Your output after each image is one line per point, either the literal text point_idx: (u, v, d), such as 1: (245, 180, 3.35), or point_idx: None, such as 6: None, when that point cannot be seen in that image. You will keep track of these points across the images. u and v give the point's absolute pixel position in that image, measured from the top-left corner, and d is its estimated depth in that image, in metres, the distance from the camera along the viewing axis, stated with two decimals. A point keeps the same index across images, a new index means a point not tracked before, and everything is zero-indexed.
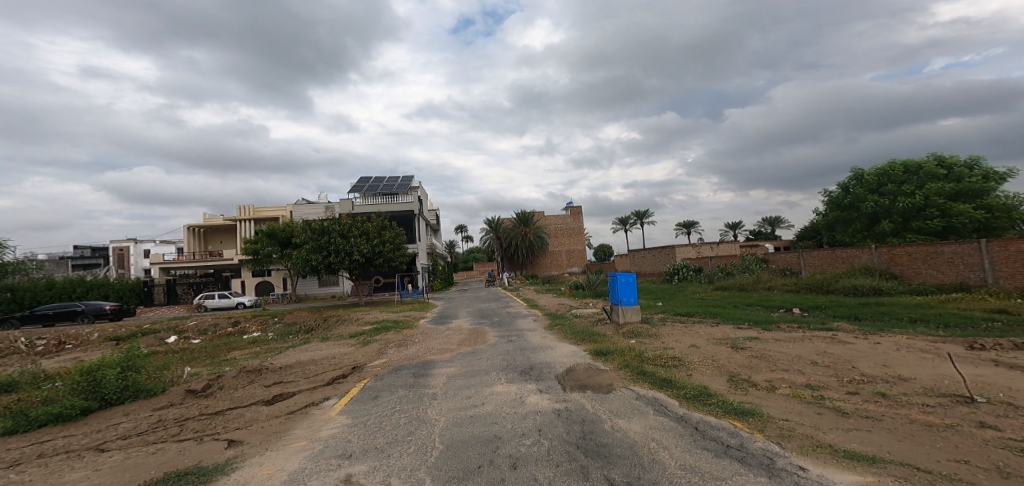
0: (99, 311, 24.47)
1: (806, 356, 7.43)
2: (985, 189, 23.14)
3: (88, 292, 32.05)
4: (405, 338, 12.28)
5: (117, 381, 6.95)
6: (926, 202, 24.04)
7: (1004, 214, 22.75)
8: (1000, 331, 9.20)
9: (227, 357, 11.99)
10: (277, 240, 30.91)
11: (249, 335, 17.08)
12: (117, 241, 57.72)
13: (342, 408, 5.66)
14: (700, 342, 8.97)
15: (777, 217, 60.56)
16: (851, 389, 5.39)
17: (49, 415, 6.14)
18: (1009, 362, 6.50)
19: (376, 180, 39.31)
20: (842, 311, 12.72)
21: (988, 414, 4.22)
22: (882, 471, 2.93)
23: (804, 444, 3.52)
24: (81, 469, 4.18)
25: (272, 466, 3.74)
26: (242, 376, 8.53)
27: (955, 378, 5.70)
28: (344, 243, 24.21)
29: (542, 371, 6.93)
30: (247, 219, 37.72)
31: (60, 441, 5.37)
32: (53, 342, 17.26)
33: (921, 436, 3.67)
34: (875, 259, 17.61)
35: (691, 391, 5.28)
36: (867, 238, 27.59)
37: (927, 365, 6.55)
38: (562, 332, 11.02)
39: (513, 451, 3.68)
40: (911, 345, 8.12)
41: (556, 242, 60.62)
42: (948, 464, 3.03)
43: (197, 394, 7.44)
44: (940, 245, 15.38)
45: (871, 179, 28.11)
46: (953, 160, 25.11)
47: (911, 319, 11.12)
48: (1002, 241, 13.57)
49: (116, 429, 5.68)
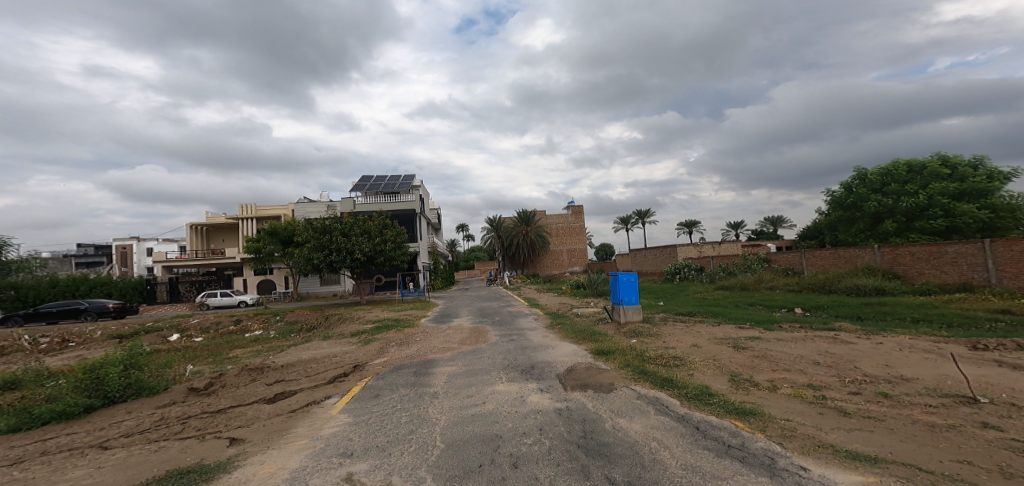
0: (102, 309, 24.50)
1: (808, 356, 7.44)
2: (989, 188, 22.99)
3: (91, 289, 32.20)
4: (407, 336, 12.25)
5: (120, 379, 6.99)
6: (930, 201, 23.92)
7: (1009, 214, 22.60)
8: (1002, 331, 9.17)
9: (229, 354, 12.08)
10: (279, 238, 30.97)
11: (251, 334, 17.09)
12: (120, 240, 58.02)
13: (343, 407, 5.67)
14: (701, 342, 8.95)
15: (778, 216, 60.59)
16: (853, 389, 5.38)
17: (52, 412, 6.18)
18: (1013, 363, 6.46)
19: (377, 179, 39.40)
20: (844, 311, 12.69)
21: (991, 414, 4.21)
22: (884, 471, 2.92)
23: (807, 444, 3.51)
24: (85, 466, 4.20)
25: (274, 464, 3.76)
26: (244, 374, 8.58)
27: (956, 378, 5.68)
28: (346, 241, 24.24)
29: (544, 370, 6.94)
30: (249, 218, 37.82)
31: (63, 438, 5.41)
32: (56, 340, 17.34)
33: (922, 436, 3.65)
34: (877, 258, 17.58)
35: (693, 390, 5.26)
36: (869, 238, 27.52)
37: (930, 365, 6.51)
38: (563, 331, 11.00)
39: (514, 450, 3.68)
40: (913, 346, 8.07)
41: (556, 241, 60.63)
42: (951, 464, 3.02)
43: (199, 392, 7.47)
44: (943, 245, 15.32)
45: (874, 178, 28.04)
46: (957, 160, 25.02)
47: (913, 319, 11.10)
48: (1007, 240, 13.50)
49: (118, 427, 5.70)
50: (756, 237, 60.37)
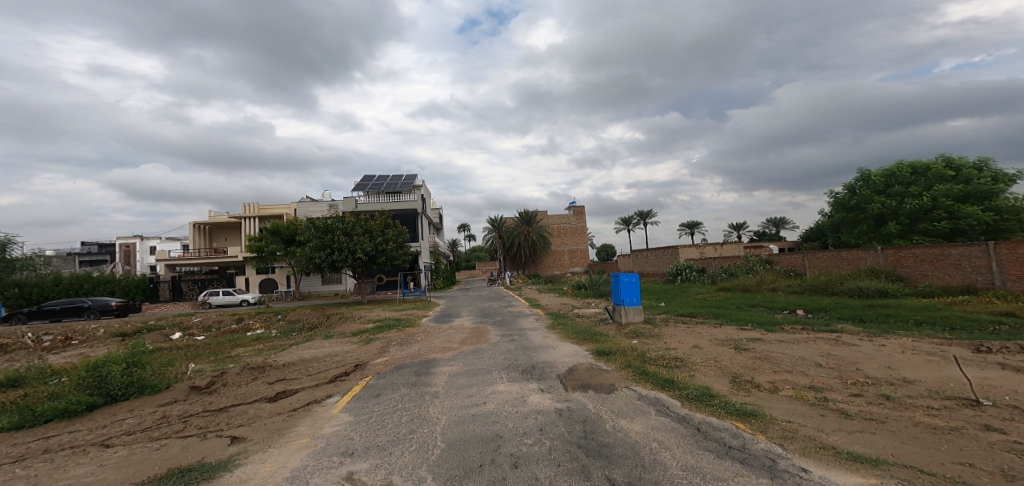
0: (105, 307, 24.61)
1: (809, 358, 7.40)
2: (994, 190, 22.86)
3: (94, 288, 32.33)
4: (407, 336, 12.27)
5: (122, 377, 7.02)
6: (934, 203, 23.82)
7: (1014, 216, 22.46)
8: (1005, 334, 9.12)
9: (231, 353, 12.14)
10: (281, 238, 31.01)
11: (253, 333, 17.14)
12: (124, 238, 58.38)
13: (344, 406, 5.68)
14: (703, 343, 8.93)
15: (780, 218, 60.46)
16: (854, 391, 5.36)
17: (55, 410, 6.21)
18: (1017, 366, 6.43)
19: (379, 179, 39.48)
20: (847, 313, 12.65)
21: (993, 417, 4.18)
22: (885, 473, 2.91)
23: (807, 446, 3.50)
24: (86, 465, 4.21)
25: (275, 463, 3.77)
26: (246, 373, 8.61)
27: (960, 380, 5.65)
28: (348, 241, 24.29)
29: (544, 371, 6.93)
30: (252, 217, 37.95)
31: (65, 435, 5.44)
32: (59, 338, 17.41)
33: (924, 438, 3.63)
34: (880, 260, 17.50)
35: (694, 391, 5.25)
36: (873, 240, 27.43)
37: (932, 368, 6.48)
38: (563, 332, 11.00)
39: (514, 450, 3.68)
40: (916, 348, 8.04)
41: (557, 242, 60.63)
42: (952, 466, 3.01)
43: (201, 390, 7.49)
44: (946, 247, 15.25)
45: (878, 180, 27.96)
46: (961, 162, 24.89)
47: (916, 322, 11.05)
48: (1011, 243, 13.43)
49: (120, 425, 5.72)
50: (758, 239, 60.24)
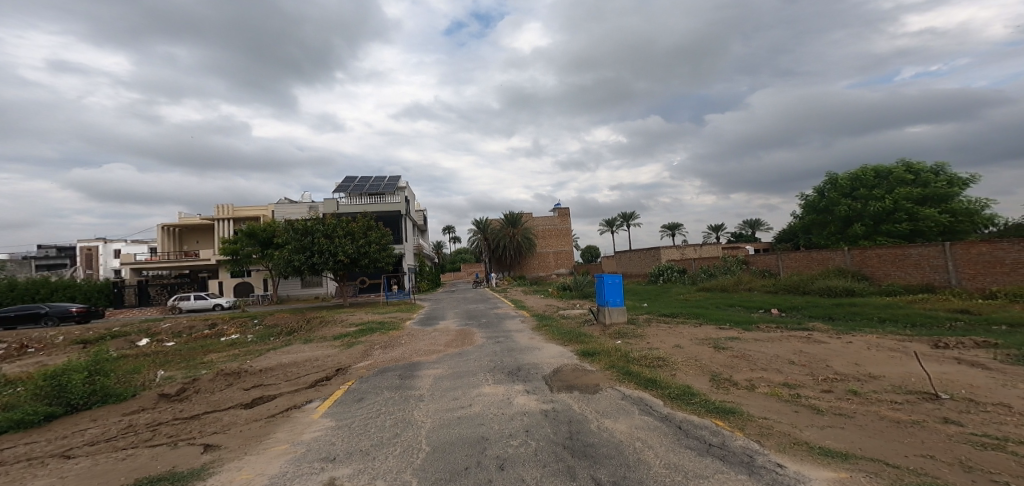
0: (64, 313, 23.39)
1: (784, 356, 7.73)
2: (950, 193, 24.14)
3: (52, 294, 30.75)
4: (391, 340, 12.13)
5: (84, 385, 6.74)
6: (895, 206, 25.07)
7: (968, 218, 23.78)
8: (961, 330, 9.71)
9: (203, 359, 11.79)
10: (257, 240, 30.07)
11: (227, 338, 16.64)
12: (85, 241, 55.59)
13: (326, 411, 5.61)
14: (684, 343, 9.18)
15: (756, 220, 62.39)
16: (825, 387, 5.65)
17: (10, 421, 5.92)
18: (971, 360, 6.88)
19: (361, 180, 38.93)
20: (817, 311, 13.23)
21: (951, 410, 4.49)
22: (855, 466, 3.10)
23: (782, 442, 3.69)
24: (45, 477, 4.06)
25: (251, 470, 3.72)
26: (219, 379, 8.37)
27: (921, 375, 6.02)
28: (328, 243, 23.81)
29: (529, 372, 7.02)
30: (226, 219, 36.85)
31: (22, 447, 5.20)
32: (15, 346, 16.55)
33: (890, 431, 3.88)
34: (847, 260, 18.33)
35: (676, 390, 5.43)
36: (840, 241, 28.66)
37: (896, 363, 6.87)
38: (549, 333, 11.11)
39: (500, 452, 3.75)
40: (880, 344, 8.50)
41: (542, 243, 61.04)
42: (915, 458, 3.23)
43: (171, 398, 7.27)
44: (908, 248, 16.06)
45: (844, 184, 29.27)
46: (920, 166, 26.17)
47: (880, 319, 11.67)
48: (966, 243, 14.27)
49: (83, 436, 5.50)
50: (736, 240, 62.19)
